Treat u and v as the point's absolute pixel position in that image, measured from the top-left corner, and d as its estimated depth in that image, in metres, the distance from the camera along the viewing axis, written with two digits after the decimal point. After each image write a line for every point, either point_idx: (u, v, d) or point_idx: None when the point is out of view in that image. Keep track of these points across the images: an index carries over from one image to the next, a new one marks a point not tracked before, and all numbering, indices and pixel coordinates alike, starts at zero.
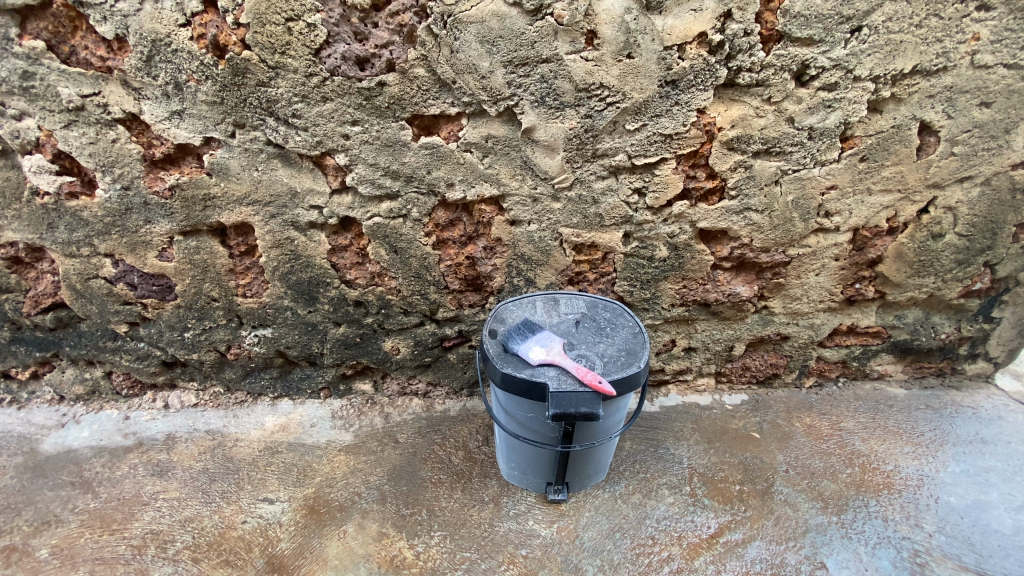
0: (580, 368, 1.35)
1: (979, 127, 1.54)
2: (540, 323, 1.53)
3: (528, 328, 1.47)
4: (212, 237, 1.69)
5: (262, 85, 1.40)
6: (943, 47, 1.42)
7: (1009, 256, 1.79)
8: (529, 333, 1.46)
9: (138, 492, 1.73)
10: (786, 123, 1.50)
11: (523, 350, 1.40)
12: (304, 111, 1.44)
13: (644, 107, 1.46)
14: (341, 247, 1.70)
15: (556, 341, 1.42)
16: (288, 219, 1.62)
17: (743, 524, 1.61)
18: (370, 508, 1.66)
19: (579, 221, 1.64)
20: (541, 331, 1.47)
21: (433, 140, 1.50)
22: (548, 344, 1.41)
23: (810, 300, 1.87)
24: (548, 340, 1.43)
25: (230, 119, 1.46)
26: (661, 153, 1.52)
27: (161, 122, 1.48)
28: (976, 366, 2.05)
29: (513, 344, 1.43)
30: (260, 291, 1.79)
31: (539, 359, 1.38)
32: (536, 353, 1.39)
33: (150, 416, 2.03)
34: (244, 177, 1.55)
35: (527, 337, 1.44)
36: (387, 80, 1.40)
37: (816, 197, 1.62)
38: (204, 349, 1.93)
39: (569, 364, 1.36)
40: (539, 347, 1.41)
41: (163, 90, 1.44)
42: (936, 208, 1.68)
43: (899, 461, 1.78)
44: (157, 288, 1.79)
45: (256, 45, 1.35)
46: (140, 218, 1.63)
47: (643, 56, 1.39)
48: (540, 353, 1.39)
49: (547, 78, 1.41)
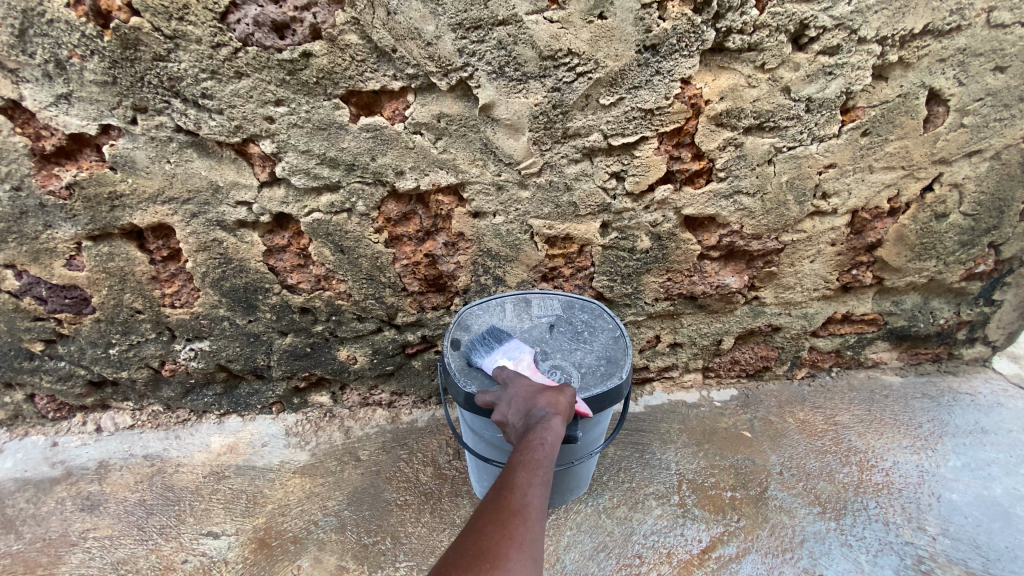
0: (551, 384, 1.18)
1: (992, 95, 1.38)
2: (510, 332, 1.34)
3: (496, 338, 1.29)
4: (127, 242, 1.45)
5: (161, 59, 1.16)
6: (958, 3, 1.24)
7: (1015, 235, 1.66)
8: (495, 344, 1.27)
9: (65, 532, 1.53)
10: (781, 93, 1.32)
11: (488, 364, 1.22)
12: (216, 90, 1.20)
13: (620, 78, 1.26)
14: (279, 248, 1.49)
15: (526, 353, 1.24)
16: (212, 218, 1.39)
17: (737, 536, 1.48)
18: (328, 539, 1.49)
19: (550, 210, 1.45)
20: (509, 341, 1.28)
21: (375, 121, 1.28)
22: (516, 356, 1.23)
23: (804, 289, 1.72)
24: (518, 351, 1.25)
25: (128, 102, 1.22)
26: (641, 131, 1.33)
27: (45, 109, 1.23)
28: (975, 351, 1.94)
29: (477, 358, 1.24)
30: (191, 300, 1.57)
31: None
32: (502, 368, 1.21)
33: (80, 441, 1.81)
34: (154, 171, 1.32)
35: (493, 350, 1.25)
36: (312, 50, 1.17)
37: (813, 177, 1.45)
38: (134, 366, 1.70)
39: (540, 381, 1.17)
40: (506, 360, 1.22)
41: (42, 70, 1.19)
42: (941, 185, 1.52)
43: (897, 457, 1.67)
44: (71, 302, 1.55)
45: (146, 9, 1.10)
46: (39, 222, 1.39)
47: (618, 16, 1.18)
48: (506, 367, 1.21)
49: (505, 45, 1.20)
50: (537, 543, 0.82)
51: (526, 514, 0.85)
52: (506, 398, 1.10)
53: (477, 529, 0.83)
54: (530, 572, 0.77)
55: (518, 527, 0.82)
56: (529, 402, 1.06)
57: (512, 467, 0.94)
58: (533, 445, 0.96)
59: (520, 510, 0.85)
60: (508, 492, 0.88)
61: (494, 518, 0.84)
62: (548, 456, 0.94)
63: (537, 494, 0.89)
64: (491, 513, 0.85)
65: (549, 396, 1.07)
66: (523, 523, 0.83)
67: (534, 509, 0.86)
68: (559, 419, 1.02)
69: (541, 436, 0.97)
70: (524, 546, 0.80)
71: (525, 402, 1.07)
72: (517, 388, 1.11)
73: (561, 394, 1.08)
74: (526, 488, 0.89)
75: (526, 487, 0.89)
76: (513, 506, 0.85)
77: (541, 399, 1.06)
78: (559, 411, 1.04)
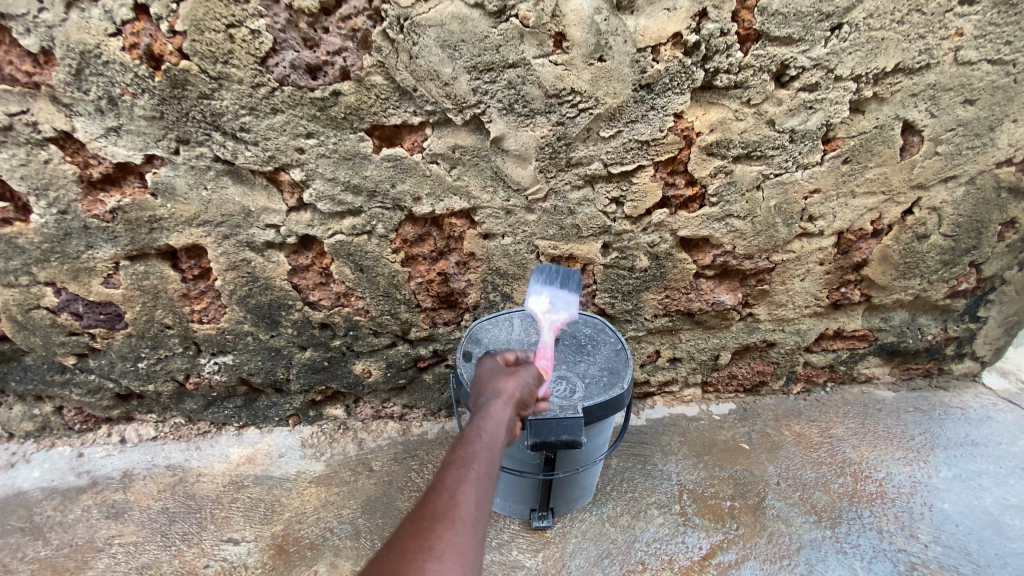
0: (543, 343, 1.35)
1: (963, 126, 1.50)
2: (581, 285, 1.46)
3: (563, 280, 1.45)
4: (161, 261, 1.56)
5: (205, 97, 1.29)
6: (926, 44, 1.36)
7: (994, 254, 1.75)
8: (557, 282, 1.45)
9: (92, 538, 1.60)
10: (766, 126, 1.43)
11: (533, 291, 1.45)
12: (254, 124, 1.33)
13: (619, 113, 1.38)
14: (302, 267, 1.60)
15: (562, 314, 1.41)
16: (242, 239, 1.51)
17: (736, 543, 1.54)
18: (343, 545, 1.55)
19: (555, 232, 1.56)
20: (568, 291, 1.44)
21: (396, 152, 1.40)
22: (554, 308, 1.42)
23: (796, 306, 1.81)
24: (563, 307, 1.42)
25: (172, 134, 1.34)
26: (638, 160, 1.45)
27: (96, 140, 1.35)
28: (964, 366, 2.02)
29: (533, 280, 1.47)
30: (217, 316, 1.67)
31: (533, 310, 1.43)
32: (534, 304, 1.44)
33: (106, 452, 1.89)
34: (192, 197, 1.43)
35: (549, 285, 1.45)
36: (341, 89, 1.30)
37: (799, 201, 1.56)
38: (161, 379, 1.79)
39: (544, 336, 1.36)
40: (546, 302, 1.43)
41: (96, 106, 1.31)
42: (921, 208, 1.63)
43: (890, 468, 1.73)
44: (105, 317, 1.66)
45: (195, 54, 1.23)
46: (81, 243, 1.51)
47: (616, 59, 1.30)
48: (541, 305, 1.43)
49: (514, 85, 1.32)
50: (459, 545, 0.75)
51: (452, 515, 0.79)
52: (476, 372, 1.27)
53: (393, 540, 0.75)
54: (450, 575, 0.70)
55: (440, 529, 0.76)
56: (483, 384, 1.16)
57: (443, 469, 0.89)
58: (469, 441, 0.96)
59: (443, 513, 0.79)
60: (433, 496, 0.82)
61: (414, 524, 0.77)
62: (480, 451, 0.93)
63: (466, 495, 0.83)
64: (410, 522, 0.78)
65: (496, 386, 1.12)
66: (446, 525, 0.77)
67: (460, 509, 0.80)
68: (496, 416, 1.02)
69: (478, 428, 0.99)
70: (446, 549, 0.73)
71: (479, 390, 1.15)
72: (484, 360, 1.28)
73: (509, 384, 1.12)
74: (455, 487, 0.84)
75: (455, 488, 0.84)
76: (435, 510, 0.79)
77: (488, 388, 1.12)
78: (502, 400, 1.07)
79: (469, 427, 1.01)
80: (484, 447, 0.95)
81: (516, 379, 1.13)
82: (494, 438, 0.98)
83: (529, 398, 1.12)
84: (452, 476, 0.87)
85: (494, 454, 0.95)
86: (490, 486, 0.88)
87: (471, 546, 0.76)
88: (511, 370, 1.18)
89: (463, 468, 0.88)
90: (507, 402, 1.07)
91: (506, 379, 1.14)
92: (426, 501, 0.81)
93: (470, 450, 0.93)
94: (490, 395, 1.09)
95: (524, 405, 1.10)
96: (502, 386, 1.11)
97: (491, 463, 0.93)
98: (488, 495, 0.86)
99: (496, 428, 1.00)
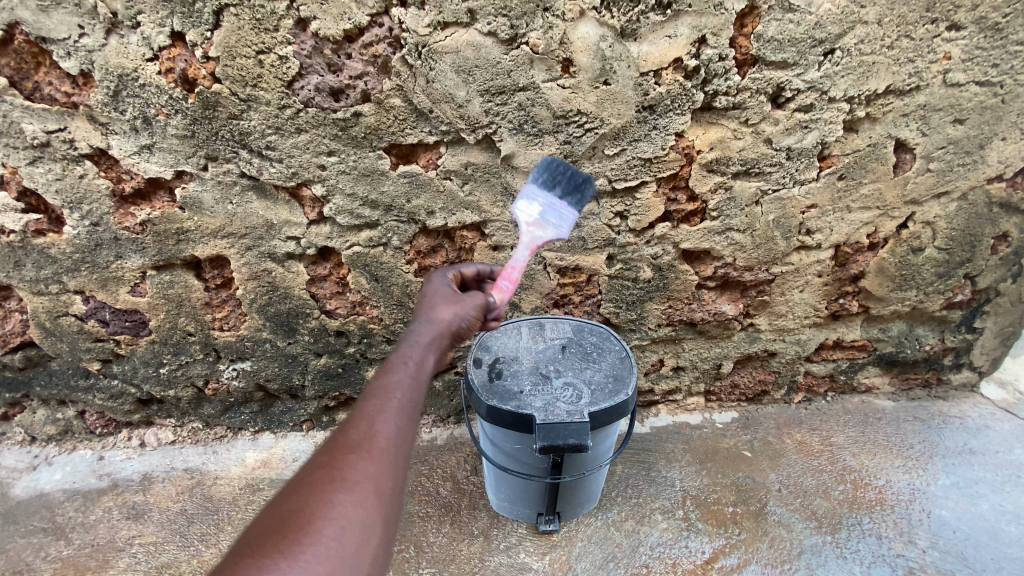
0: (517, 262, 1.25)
1: (953, 144, 1.56)
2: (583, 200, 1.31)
3: (566, 189, 1.30)
4: (186, 271, 1.64)
5: (234, 117, 1.37)
6: (916, 67, 1.43)
7: (988, 267, 1.81)
8: (552, 189, 1.29)
9: (113, 538, 1.65)
10: (764, 144, 1.50)
11: (530, 191, 1.31)
12: (279, 143, 1.41)
13: (623, 133, 1.45)
14: (320, 277, 1.67)
15: (548, 231, 1.28)
16: (264, 250, 1.59)
17: (738, 547, 1.58)
18: None
19: (561, 244, 1.63)
20: (566, 203, 1.29)
21: (412, 169, 1.48)
22: (544, 219, 1.28)
23: (796, 316, 1.87)
24: (553, 223, 1.28)
25: (202, 152, 1.42)
26: (641, 176, 1.52)
27: (130, 157, 1.43)
28: (962, 376, 2.06)
29: (536, 177, 1.32)
30: (237, 324, 1.74)
31: (519, 215, 1.30)
32: (525, 208, 1.30)
33: (126, 455, 1.95)
34: (218, 211, 1.51)
35: (546, 192, 1.29)
36: (362, 111, 1.38)
37: (797, 216, 1.62)
38: (181, 384, 1.86)
39: (518, 253, 1.26)
40: (536, 211, 1.28)
41: (131, 125, 1.39)
42: (915, 222, 1.69)
43: (889, 475, 1.77)
44: (130, 324, 1.73)
45: (227, 78, 1.31)
46: (111, 253, 1.58)
47: (620, 82, 1.38)
48: (528, 212, 1.29)
49: (524, 106, 1.40)
50: (369, 477, 0.84)
51: (367, 447, 0.87)
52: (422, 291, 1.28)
53: (308, 472, 0.84)
54: (357, 505, 0.80)
55: (353, 461, 0.85)
56: (425, 307, 1.19)
57: (364, 398, 0.96)
58: (392, 371, 1.01)
59: (358, 445, 0.87)
60: (350, 428, 0.90)
61: (328, 456, 0.86)
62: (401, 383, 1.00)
63: (384, 425, 0.91)
64: (325, 454, 0.86)
65: (433, 312, 1.15)
66: (359, 457, 0.86)
67: (375, 440, 0.89)
68: (425, 346, 1.08)
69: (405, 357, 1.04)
70: (355, 480, 0.83)
71: (421, 311, 1.19)
72: (432, 283, 1.28)
73: (444, 311, 1.15)
74: (372, 419, 0.92)
75: (373, 418, 0.91)
76: (349, 444, 0.87)
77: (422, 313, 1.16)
78: (433, 329, 1.11)
79: (397, 354, 1.06)
80: (408, 377, 1.01)
81: (455, 308, 1.17)
82: (422, 368, 1.05)
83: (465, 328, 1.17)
84: (372, 407, 0.94)
85: (419, 384, 1.03)
86: (412, 414, 0.97)
87: (383, 475, 0.86)
88: (455, 297, 1.20)
89: (384, 399, 0.95)
90: (439, 332, 1.12)
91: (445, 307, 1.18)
92: (342, 432, 0.90)
93: (393, 380, 1.00)
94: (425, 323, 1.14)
95: (458, 332, 1.16)
96: (440, 315, 1.15)
97: (415, 392, 1.00)
98: (408, 423, 0.95)
99: (423, 358, 1.06)
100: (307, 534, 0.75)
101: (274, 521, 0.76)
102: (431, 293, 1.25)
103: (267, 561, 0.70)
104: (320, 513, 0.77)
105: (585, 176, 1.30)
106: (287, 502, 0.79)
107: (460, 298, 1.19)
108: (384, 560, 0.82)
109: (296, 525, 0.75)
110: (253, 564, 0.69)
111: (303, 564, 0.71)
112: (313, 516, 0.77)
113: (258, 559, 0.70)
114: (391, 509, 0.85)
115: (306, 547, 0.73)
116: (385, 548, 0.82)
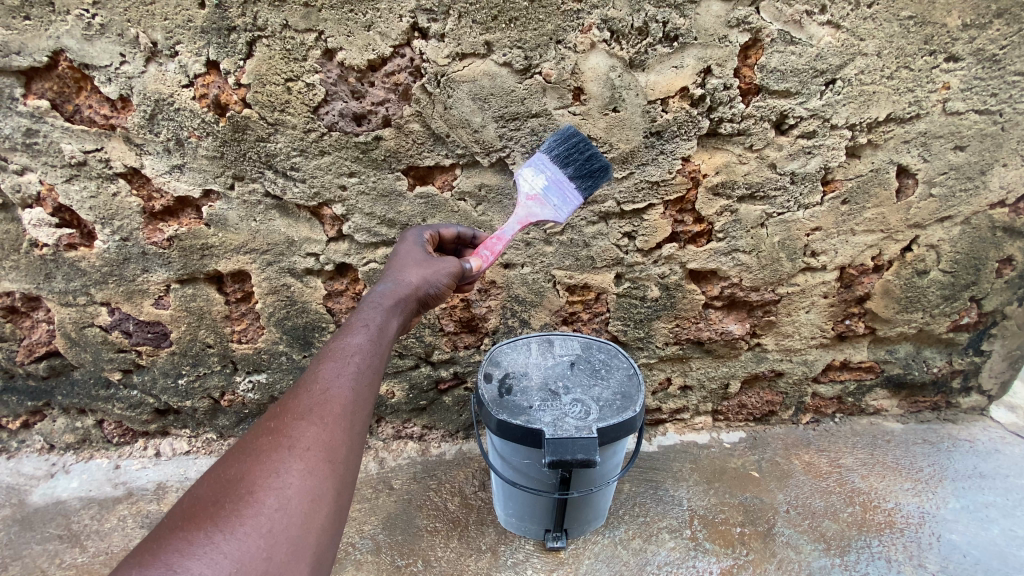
0: (508, 232, 1.33)
1: (955, 170, 1.60)
2: (592, 187, 1.36)
3: (577, 171, 1.35)
4: (208, 285, 1.70)
5: (262, 140, 1.45)
6: (916, 96, 1.48)
7: (993, 290, 1.82)
8: (559, 164, 1.36)
9: (127, 546, 1.68)
10: (769, 169, 1.55)
11: (541, 162, 1.36)
12: (303, 164, 1.48)
13: (631, 157, 1.51)
14: (337, 292, 1.73)
15: (544, 208, 1.35)
16: (284, 266, 1.65)
17: (746, 568, 1.58)
18: (364, 560, 1.61)
19: (571, 263, 1.68)
20: (573, 187, 1.35)
21: (428, 190, 1.54)
22: (546, 196, 1.34)
23: (802, 337, 1.89)
24: (552, 203, 1.35)
25: (229, 172, 1.50)
26: (649, 199, 1.57)
27: (161, 176, 1.51)
28: (971, 400, 2.06)
29: (551, 149, 1.37)
30: (255, 337, 1.80)
31: (522, 183, 1.37)
32: (531, 178, 1.36)
33: (141, 464, 1.98)
34: (242, 228, 1.58)
35: (553, 168, 1.35)
36: (383, 135, 1.45)
37: (801, 238, 1.66)
38: (198, 395, 1.91)
39: (509, 224, 1.34)
40: (538, 185, 1.35)
41: (164, 146, 1.47)
42: (919, 246, 1.72)
43: (899, 498, 1.76)
44: (152, 335, 1.78)
45: (257, 104, 1.39)
46: (138, 267, 1.65)
47: (629, 110, 1.44)
48: (530, 182, 1.36)
49: (537, 132, 1.46)
50: (317, 440, 0.92)
51: (317, 413, 0.94)
52: (396, 250, 1.35)
53: (258, 435, 0.92)
54: (303, 468, 0.88)
55: (301, 428, 0.92)
56: (396, 267, 1.27)
57: (319, 362, 1.03)
58: (351, 335, 1.08)
59: (307, 412, 0.94)
60: (303, 393, 0.97)
61: (278, 424, 0.93)
62: (357, 348, 1.06)
63: (337, 389, 0.99)
64: (275, 417, 0.94)
65: (401, 276, 1.23)
66: (307, 422, 0.93)
67: (326, 405, 0.96)
68: (387, 311, 1.16)
69: (365, 321, 1.12)
70: (302, 446, 0.90)
71: (391, 271, 1.26)
72: (407, 241, 1.36)
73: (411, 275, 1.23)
74: (325, 383, 0.99)
75: (327, 383, 0.99)
76: (299, 410, 0.94)
77: (389, 275, 1.24)
78: (397, 295, 1.19)
79: (359, 317, 1.13)
80: (365, 343, 1.08)
81: (421, 275, 1.23)
82: (380, 334, 1.12)
83: (433, 293, 1.25)
84: (325, 374, 1.00)
85: (377, 349, 1.09)
86: (367, 379, 1.03)
87: (333, 438, 0.93)
88: (423, 263, 1.27)
89: (337, 365, 1.02)
90: (402, 298, 1.20)
91: (411, 274, 1.24)
92: (293, 399, 0.96)
93: (349, 348, 1.06)
94: (388, 288, 1.20)
95: (423, 296, 1.24)
96: (405, 281, 1.22)
97: (371, 357, 1.07)
98: (362, 388, 1.02)
99: (386, 320, 1.15)
100: (253, 500, 0.83)
101: (222, 487, 0.85)
102: (403, 254, 1.32)
103: (212, 527, 0.79)
104: (266, 481, 0.86)
105: (601, 165, 1.35)
106: (236, 468, 0.88)
107: (429, 263, 1.27)
108: (339, 517, 0.91)
109: (242, 492, 0.84)
110: (194, 533, 0.78)
111: (245, 531, 0.80)
112: (259, 484, 0.85)
113: (205, 525, 0.79)
114: (343, 471, 0.93)
115: (250, 513, 0.82)
116: (338, 507, 0.90)
